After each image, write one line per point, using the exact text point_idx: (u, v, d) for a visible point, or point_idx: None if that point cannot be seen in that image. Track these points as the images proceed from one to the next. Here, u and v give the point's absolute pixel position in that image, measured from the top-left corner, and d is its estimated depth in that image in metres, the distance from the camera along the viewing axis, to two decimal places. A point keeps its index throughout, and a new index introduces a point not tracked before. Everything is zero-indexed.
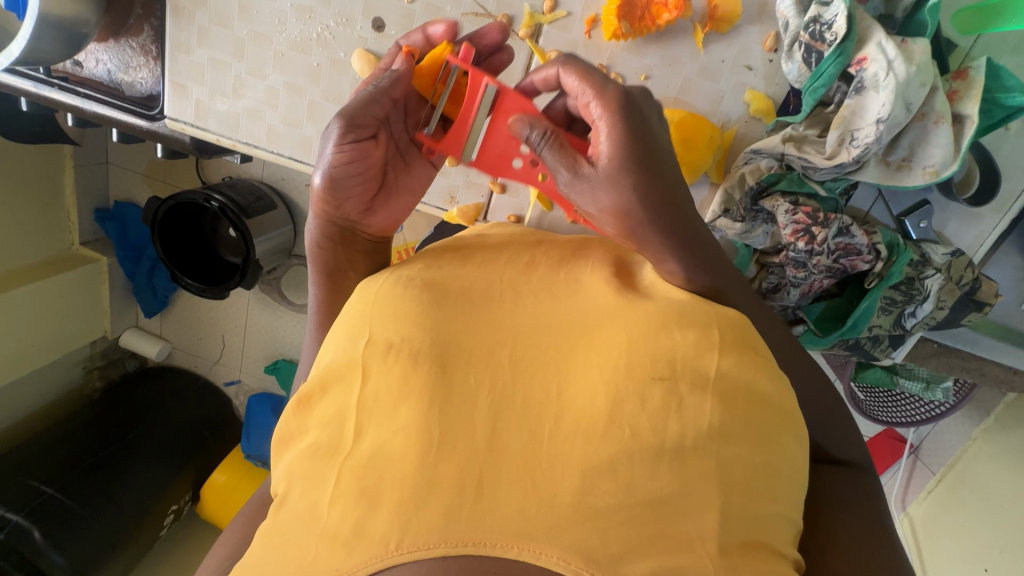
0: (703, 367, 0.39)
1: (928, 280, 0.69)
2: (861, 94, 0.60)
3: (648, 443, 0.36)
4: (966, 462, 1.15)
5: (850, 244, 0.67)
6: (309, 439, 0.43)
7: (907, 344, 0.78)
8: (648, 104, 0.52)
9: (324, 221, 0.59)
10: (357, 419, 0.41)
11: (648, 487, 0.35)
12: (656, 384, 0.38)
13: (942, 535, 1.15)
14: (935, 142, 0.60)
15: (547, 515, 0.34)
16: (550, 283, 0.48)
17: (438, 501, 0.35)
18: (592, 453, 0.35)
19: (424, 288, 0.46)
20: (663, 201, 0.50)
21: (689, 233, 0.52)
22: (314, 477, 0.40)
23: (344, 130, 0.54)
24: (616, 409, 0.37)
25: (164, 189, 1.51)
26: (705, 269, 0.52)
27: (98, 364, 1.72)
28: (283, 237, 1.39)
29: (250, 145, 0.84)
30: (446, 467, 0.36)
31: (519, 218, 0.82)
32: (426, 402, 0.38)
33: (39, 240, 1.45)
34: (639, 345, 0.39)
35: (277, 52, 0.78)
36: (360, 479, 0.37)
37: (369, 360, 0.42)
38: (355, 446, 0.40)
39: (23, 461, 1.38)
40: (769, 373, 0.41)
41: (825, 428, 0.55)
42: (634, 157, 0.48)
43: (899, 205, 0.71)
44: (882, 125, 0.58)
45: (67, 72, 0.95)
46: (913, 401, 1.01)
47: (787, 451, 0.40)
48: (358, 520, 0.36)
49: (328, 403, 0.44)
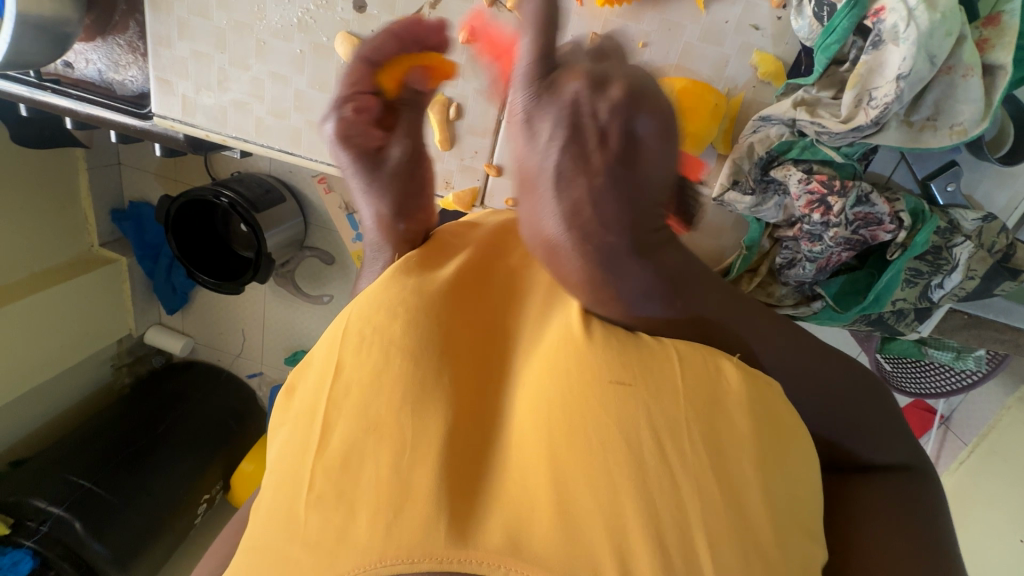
0: (666, 374, 0.36)
1: (957, 248, 0.64)
2: (879, 49, 0.55)
3: (619, 452, 0.34)
4: (1000, 432, 1.09)
5: (870, 213, 0.63)
6: (285, 436, 0.41)
7: (934, 317, 0.74)
8: (582, 112, 0.34)
9: (393, 238, 0.54)
10: (326, 414, 0.38)
11: (641, 511, 0.33)
12: (613, 387, 0.36)
13: (977, 507, 1.12)
14: (963, 97, 0.55)
15: (530, 534, 0.33)
16: (542, 283, 0.46)
17: (415, 509, 0.34)
18: (562, 468, 0.34)
19: (388, 274, 0.43)
20: (581, 245, 0.37)
21: (622, 277, 0.39)
22: (291, 475, 0.38)
23: (409, 147, 0.55)
24: (575, 417, 0.35)
25: (175, 187, 1.52)
26: (654, 301, 0.42)
27: (126, 361, 1.76)
28: (294, 229, 1.38)
29: (240, 139, 0.83)
30: (420, 472, 0.35)
31: (518, 201, 0.79)
32: (394, 404, 0.37)
33: (57, 242, 1.47)
34: (591, 345, 0.37)
35: (258, 41, 0.76)
36: (337, 480, 0.36)
37: (344, 353, 0.40)
38: (325, 442, 0.37)
39: (59, 456, 1.43)
40: (750, 385, 0.37)
41: (866, 428, 0.48)
42: (546, 187, 0.36)
43: (924, 168, 0.66)
44: (903, 82, 0.53)
45: (59, 74, 0.95)
46: (942, 370, 0.96)
47: (793, 458, 0.37)
48: (339, 528, 0.35)
49: (305, 395, 0.42)
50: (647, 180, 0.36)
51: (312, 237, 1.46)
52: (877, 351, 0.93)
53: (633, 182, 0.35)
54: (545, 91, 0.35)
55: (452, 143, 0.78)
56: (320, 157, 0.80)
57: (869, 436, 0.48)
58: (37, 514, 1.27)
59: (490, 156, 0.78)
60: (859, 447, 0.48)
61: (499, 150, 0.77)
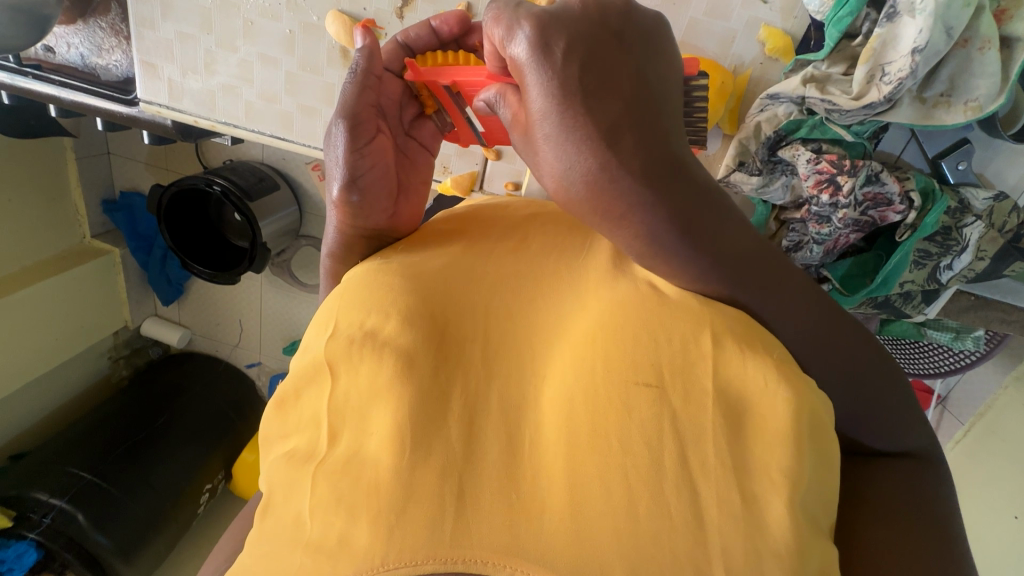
0: (698, 377, 0.36)
1: (967, 229, 0.63)
2: (894, 22, 0.52)
3: (640, 452, 0.33)
4: (997, 412, 1.10)
5: (880, 194, 0.61)
6: (291, 442, 0.40)
7: (941, 299, 0.73)
8: (594, 29, 0.36)
9: (349, 232, 0.52)
10: (331, 420, 0.38)
11: (650, 515, 0.32)
12: (640, 390, 0.35)
13: (973, 487, 1.13)
14: (979, 71, 0.53)
15: (536, 535, 0.31)
16: (538, 269, 0.45)
17: (418, 509, 0.32)
18: (576, 468, 0.33)
19: (403, 272, 0.43)
20: (615, 169, 0.34)
21: (672, 195, 0.36)
22: (295, 483, 0.37)
23: (350, 132, 0.50)
24: (599, 420, 0.35)
25: (166, 176, 1.49)
26: (689, 241, 0.38)
27: (123, 354, 1.75)
28: (289, 218, 1.36)
29: (229, 125, 0.80)
30: (423, 473, 0.33)
31: (518, 185, 0.77)
32: (399, 399, 0.36)
33: (48, 234, 1.44)
34: (615, 345, 0.37)
35: (246, 21, 0.73)
36: (337, 484, 0.35)
37: (334, 357, 0.39)
38: (331, 449, 0.37)
39: (60, 449, 1.42)
40: (790, 382, 0.36)
41: (885, 430, 0.46)
42: (554, 113, 0.35)
43: (935, 146, 0.64)
44: (918, 56, 0.51)
45: (39, 60, 0.91)
46: (939, 351, 0.96)
47: (821, 458, 0.36)
48: (341, 531, 0.33)
49: (304, 407, 0.41)
50: (659, 91, 0.37)
51: (308, 224, 1.44)
52: (877, 332, 0.93)
53: (653, 89, 0.37)
54: (549, 18, 0.35)
55: None
56: (313, 142, 0.78)
57: (887, 425, 0.45)
58: (39, 507, 1.27)
59: None
60: (871, 439, 0.46)
61: None
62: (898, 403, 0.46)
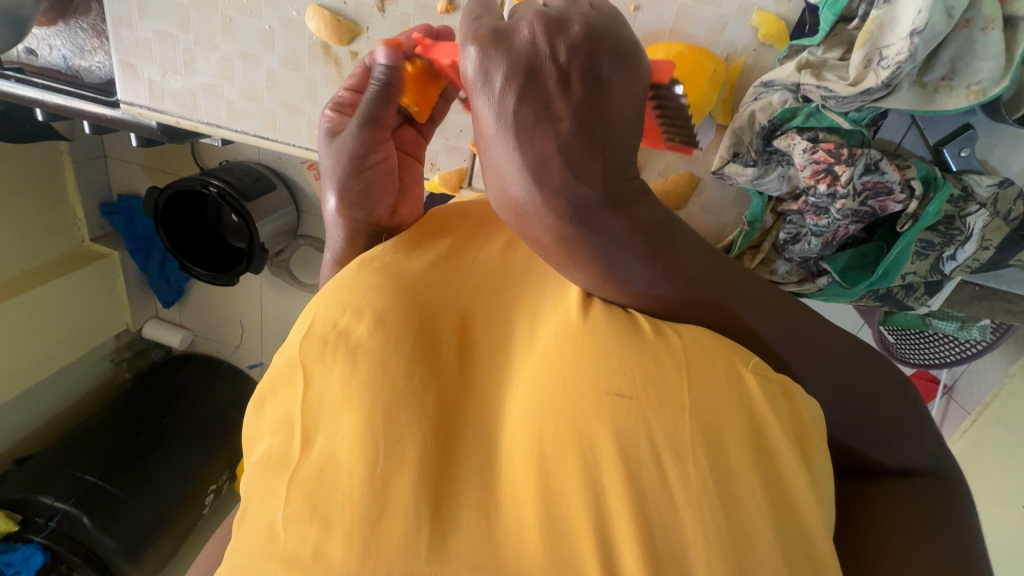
0: (671, 390, 0.33)
1: (971, 217, 0.61)
2: (891, 3, 0.50)
3: (614, 469, 0.32)
4: (1004, 400, 1.08)
5: (879, 182, 0.59)
6: (264, 445, 0.38)
7: (945, 290, 0.71)
8: (540, 59, 0.35)
9: (350, 228, 0.54)
10: (304, 424, 0.36)
11: (631, 533, 0.30)
12: (611, 402, 0.33)
13: (979, 477, 1.11)
14: (981, 53, 0.51)
15: (513, 555, 0.31)
16: (524, 279, 0.45)
17: (394, 524, 0.31)
18: (551, 484, 0.32)
19: (383, 270, 0.41)
20: (543, 204, 0.36)
21: (596, 229, 0.38)
22: (269, 490, 0.35)
23: (366, 133, 0.52)
24: (571, 434, 0.33)
25: (163, 178, 1.47)
26: (635, 262, 0.39)
27: (125, 356, 1.74)
28: (286, 218, 1.35)
29: (213, 125, 0.78)
30: (398, 484, 0.32)
31: None
32: (371, 406, 0.34)
33: (47, 239, 1.43)
34: (585, 355, 0.35)
35: (224, 18, 0.71)
36: (310, 494, 0.33)
37: (307, 359, 0.37)
38: (303, 455, 0.35)
39: (65, 451, 1.43)
40: (765, 388, 0.35)
41: (890, 430, 0.44)
42: (494, 147, 0.36)
43: (936, 133, 0.62)
44: (917, 38, 0.48)
45: (21, 63, 0.90)
46: (944, 341, 0.94)
47: (811, 467, 0.35)
48: (315, 544, 0.32)
49: (278, 404, 0.39)
50: (608, 125, 0.36)
51: (305, 224, 1.43)
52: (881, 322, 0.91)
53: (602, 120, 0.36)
54: (497, 42, 0.35)
55: None
56: (298, 141, 0.76)
57: (890, 423, 0.43)
58: (46, 510, 1.27)
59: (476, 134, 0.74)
60: (873, 440, 0.44)
61: None
62: (894, 400, 0.44)
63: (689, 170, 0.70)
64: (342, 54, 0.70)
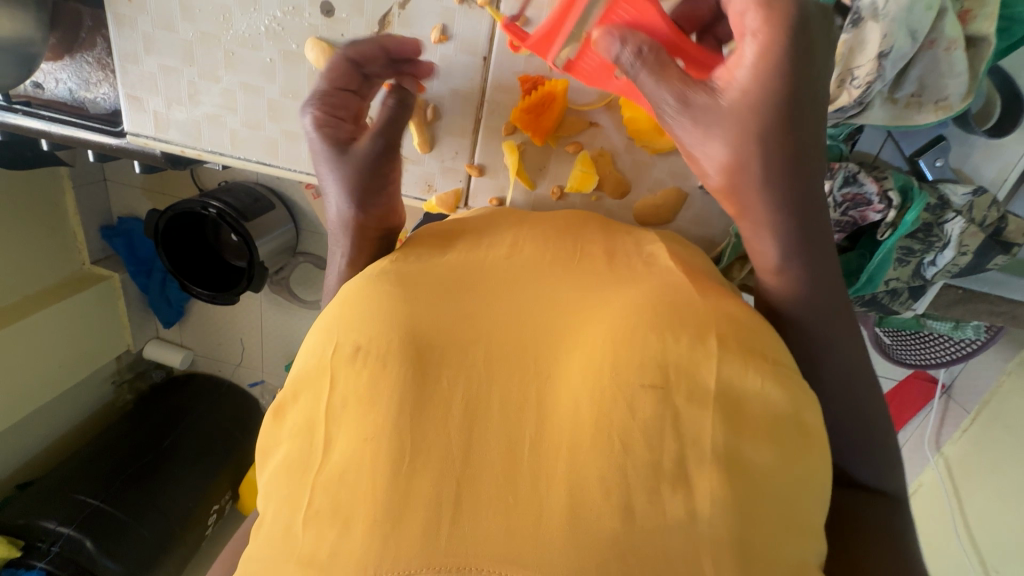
0: (702, 378, 0.39)
1: (948, 224, 0.64)
2: (858, 28, 0.52)
3: (642, 451, 0.36)
4: (1000, 399, 1.10)
5: (859, 194, 0.62)
6: (281, 451, 0.41)
7: (929, 294, 0.73)
8: None
9: (358, 234, 0.58)
10: (326, 426, 0.40)
11: (647, 513, 0.35)
12: (647, 392, 0.38)
13: (978, 476, 1.13)
14: (947, 72, 0.53)
15: (532, 537, 0.33)
16: (524, 280, 0.49)
17: (416, 516, 0.34)
18: (576, 466, 0.36)
19: (401, 286, 0.46)
20: None
21: None
22: (290, 493, 0.38)
23: (387, 144, 0.56)
24: (603, 421, 0.37)
25: (163, 201, 1.50)
26: None
27: (126, 377, 1.76)
28: (285, 236, 1.37)
29: (216, 153, 0.81)
30: (420, 478, 0.35)
31: (502, 201, 0.76)
32: (400, 407, 0.38)
33: (49, 263, 1.46)
34: (624, 348, 0.40)
35: (227, 52, 0.74)
36: (332, 491, 0.37)
37: (337, 366, 0.41)
38: (325, 459, 0.39)
39: (67, 475, 1.43)
40: (778, 380, 0.41)
41: None
42: None
43: (911, 144, 0.65)
44: (885, 60, 0.51)
45: (28, 96, 0.92)
46: (942, 341, 0.99)
47: (802, 452, 0.40)
48: (332, 543, 0.35)
49: (299, 409, 0.42)
50: None
51: (305, 242, 1.45)
52: (876, 324, 0.94)
53: None
54: None
55: (431, 146, 0.75)
56: (299, 166, 0.79)
57: None
58: (48, 536, 1.28)
59: (471, 156, 0.75)
60: None
61: (481, 150, 0.74)
62: None
63: (679, 186, 0.72)
64: None
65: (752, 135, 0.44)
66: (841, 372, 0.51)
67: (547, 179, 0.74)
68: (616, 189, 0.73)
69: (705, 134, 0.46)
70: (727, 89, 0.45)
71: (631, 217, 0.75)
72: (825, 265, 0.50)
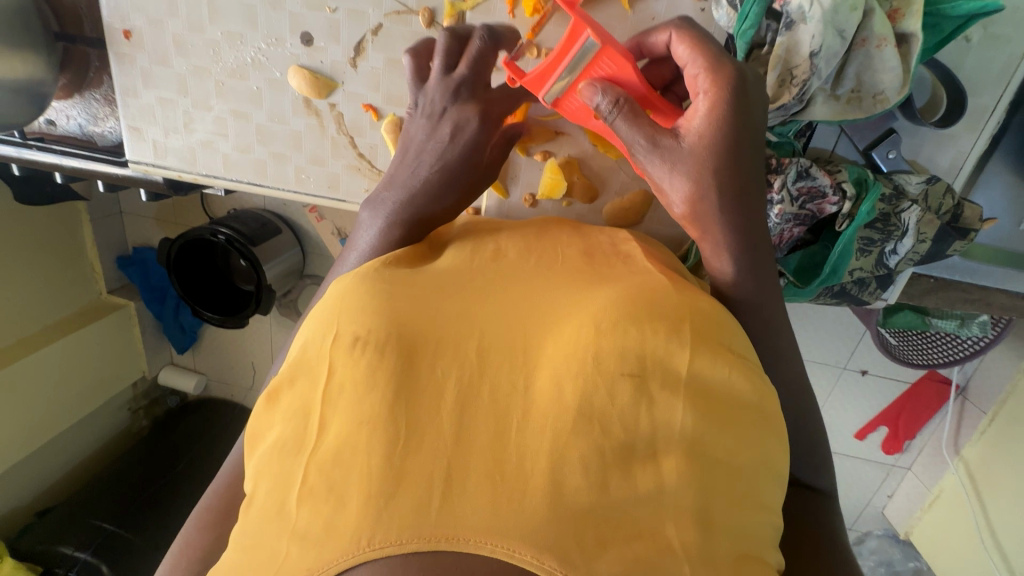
0: (675, 365, 0.41)
1: (905, 213, 0.66)
2: (792, 30, 0.55)
3: (619, 430, 0.39)
4: (1018, 398, 1.11)
5: (813, 187, 0.64)
6: (277, 434, 0.45)
7: (897, 283, 0.75)
8: None
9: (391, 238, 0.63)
10: (322, 412, 0.42)
11: (622, 486, 0.37)
12: (625, 379, 0.40)
13: (999, 477, 1.13)
14: (881, 67, 0.56)
15: (516, 511, 0.35)
16: (493, 279, 0.52)
17: (407, 497, 0.36)
18: (559, 447, 0.37)
19: (384, 287, 0.49)
20: None
21: None
22: (283, 474, 0.41)
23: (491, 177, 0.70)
24: (586, 406, 0.39)
25: (176, 229, 1.56)
26: None
27: (142, 404, 1.80)
28: (292, 259, 1.42)
29: (211, 176, 0.86)
30: (413, 462, 0.38)
31: (477, 209, 0.81)
32: (391, 397, 0.40)
33: (66, 293, 1.53)
34: (608, 337, 0.42)
35: (217, 82, 0.80)
36: (327, 475, 0.39)
37: (336, 354, 0.44)
38: (319, 442, 0.41)
39: (87, 501, 1.48)
40: (745, 371, 0.43)
41: None
42: None
43: (864, 138, 0.67)
44: (816, 59, 0.55)
45: (42, 132, 1.00)
46: (948, 340, 1.00)
47: (757, 433, 0.43)
48: (327, 518, 0.37)
49: (296, 394, 0.46)
50: None
51: (311, 264, 1.50)
52: (881, 324, 0.96)
53: None
54: None
55: None
56: (287, 186, 0.84)
57: None
58: (66, 561, 1.34)
59: None
60: None
61: None
62: None
63: (645, 188, 0.75)
64: (321, 105, 0.78)
65: (710, 171, 0.50)
66: (779, 354, 0.56)
67: (518, 186, 0.78)
68: (585, 194, 0.76)
69: (671, 170, 0.51)
70: (687, 135, 0.51)
71: (604, 219, 0.78)
72: (757, 256, 0.54)
